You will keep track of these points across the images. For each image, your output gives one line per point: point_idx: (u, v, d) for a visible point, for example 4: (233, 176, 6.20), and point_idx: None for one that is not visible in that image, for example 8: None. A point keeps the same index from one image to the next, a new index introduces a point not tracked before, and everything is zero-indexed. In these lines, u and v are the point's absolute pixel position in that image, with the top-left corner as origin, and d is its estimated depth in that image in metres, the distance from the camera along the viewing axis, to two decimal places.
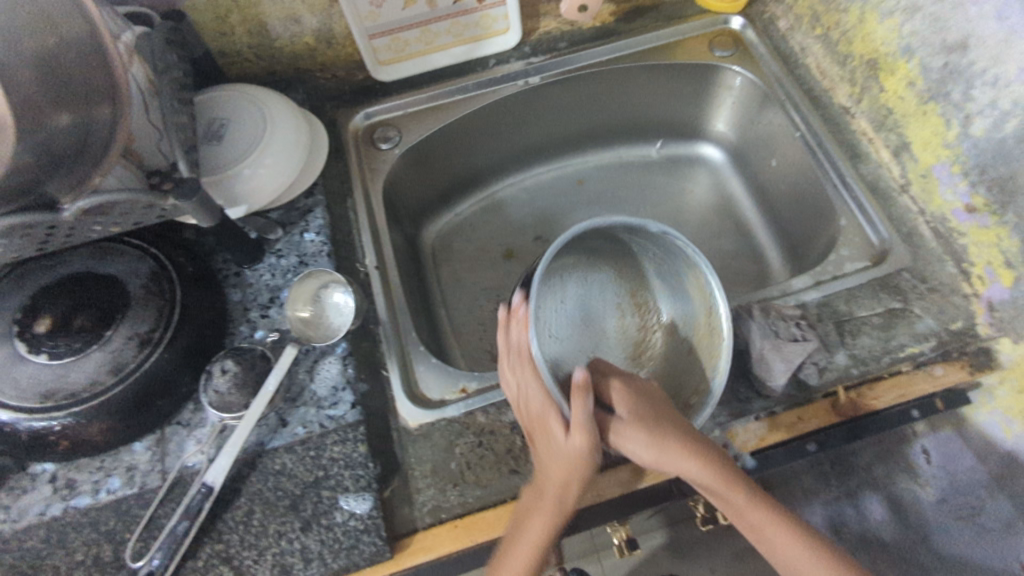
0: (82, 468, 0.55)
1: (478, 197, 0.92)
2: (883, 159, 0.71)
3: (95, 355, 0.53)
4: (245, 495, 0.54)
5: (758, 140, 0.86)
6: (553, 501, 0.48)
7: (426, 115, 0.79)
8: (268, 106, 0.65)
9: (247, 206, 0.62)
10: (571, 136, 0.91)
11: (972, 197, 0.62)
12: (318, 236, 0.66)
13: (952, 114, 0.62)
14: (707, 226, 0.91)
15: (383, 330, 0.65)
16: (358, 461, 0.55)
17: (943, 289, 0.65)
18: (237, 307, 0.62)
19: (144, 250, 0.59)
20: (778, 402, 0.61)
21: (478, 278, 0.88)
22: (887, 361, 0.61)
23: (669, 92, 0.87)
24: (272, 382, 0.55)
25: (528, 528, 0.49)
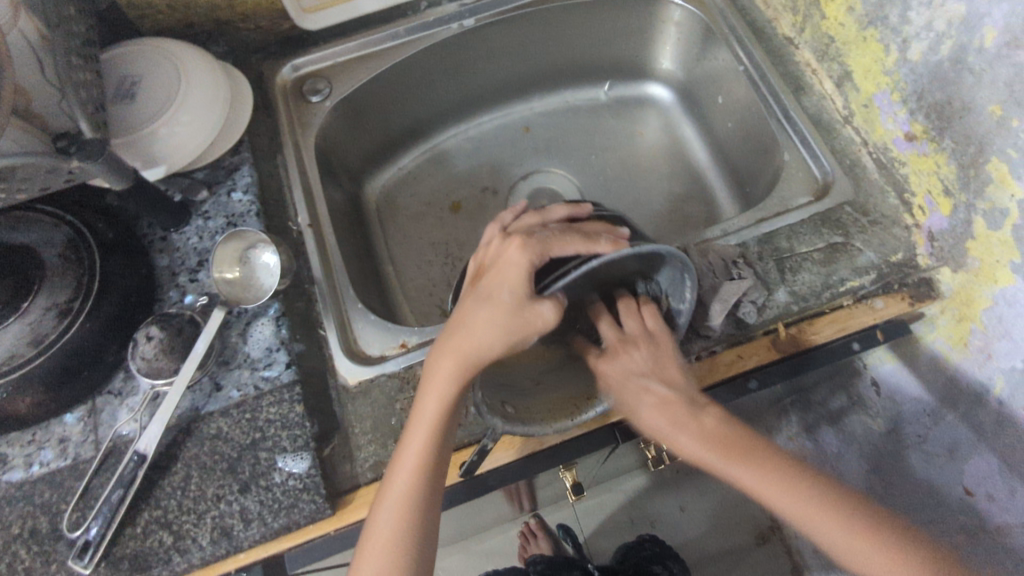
0: (13, 442, 0.54)
1: (422, 149, 0.90)
2: (826, 91, 0.71)
3: (13, 326, 0.50)
4: (182, 460, 0.53)
5: (705, 77, 0.84)
6: (461, 349, 0.49)
7: (358, 65, 0.77)
8: (181, 60, 0.62)
9: (166, 167, 0.61)
10: (515, 81, 0.89)
11: (912, 124, 0.62)
12: (246, 195, 0.64)
13: (890, 38, 0.61)
14: (658, 168, 0.89)
15: (318, 288, 0.63)
16: (295, 421, 0.54)
17: (885, 221, 0.63)
18: (164, 272, 0.61)
19: (59, 218, 0.56)
20: (718, 341, 0.60)
21: (427, 233, 0.86)
22: (826, 298, 0.61)
23: (613, 30, 0.84)
24: (202, 344, 0.54)
25: (434, 380, 0.50)
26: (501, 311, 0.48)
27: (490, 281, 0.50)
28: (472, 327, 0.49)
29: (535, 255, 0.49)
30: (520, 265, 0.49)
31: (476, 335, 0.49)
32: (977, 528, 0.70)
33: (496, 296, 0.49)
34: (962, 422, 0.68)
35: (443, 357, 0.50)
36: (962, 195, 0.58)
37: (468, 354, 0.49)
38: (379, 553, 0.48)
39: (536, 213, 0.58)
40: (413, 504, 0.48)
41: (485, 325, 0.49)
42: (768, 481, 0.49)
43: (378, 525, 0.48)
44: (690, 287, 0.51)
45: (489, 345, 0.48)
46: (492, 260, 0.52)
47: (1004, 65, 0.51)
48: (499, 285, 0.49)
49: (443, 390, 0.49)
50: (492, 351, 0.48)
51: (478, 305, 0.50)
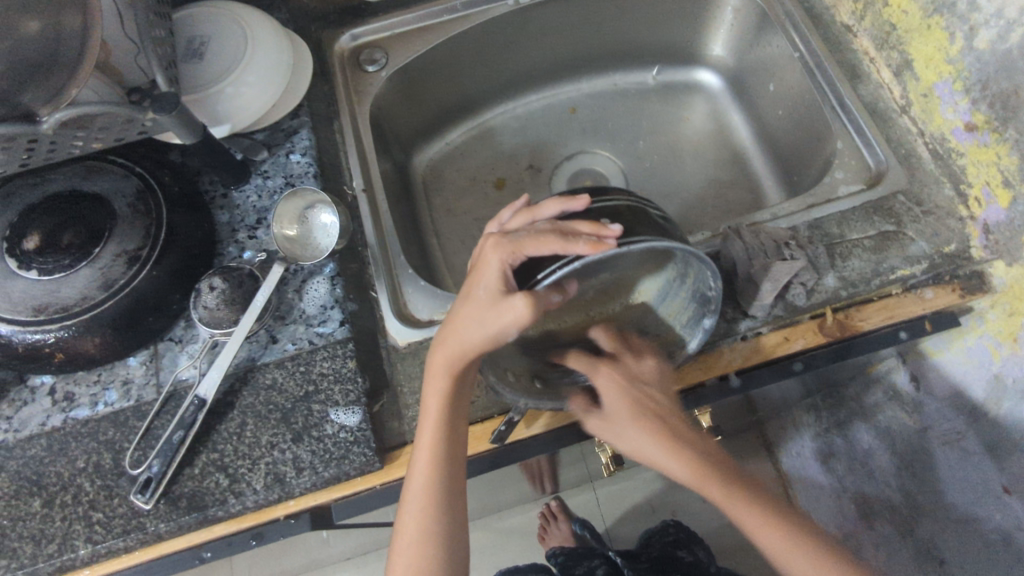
0: (80, 381, 0.56)
1: (469, 125, 0.91)
2: (884, 79, 0.70)
3: (84, 272, 0.53)
4: (238, 408, 0.55)
5: (757, 64, 0.84)
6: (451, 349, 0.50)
7: (413, 37, 0.78)
8: (248, 22, 0.63)
9: (230, 126, 0.62)
10: (564, 61, 0.89)
11: (973, 114, 0.62)
12: (304, 157, 0.65)
13: (956, 26, 0.61)
14: (703, 153, 0.89)
15: (371, 252, 0.65)
16: (347, 376, 0.56)
17: (939, 212, 0.63)
18: (224, 228, 0.62)
19: (129, 169, 0.59)
20: (764, 323, 0.60)
21: (470, 208, 0.87)
22: (876, 285, 0.61)
23: (665, 13, 0.84)
24: (261, 298, 0.56)
25: (432, 378, 0.52)
26: (474, 308, 0.49)
27: (469, 284, 0.50)
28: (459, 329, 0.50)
29: (506, 255, 0.48)
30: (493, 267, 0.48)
31: (458, 333, 0.50)
32: (1013, 526, 0.69)
33: (473, 296, 0.50)
34: (1006, 420, 0.68)
35: (436, 359, 0.52)
36: (1022, 186, 0.58)
37: (455, 351, 0.50)
38: (408, 543, 0.50)
39: (529, 209, 0.54)
40: (432, 496, 0.50)
41: (466, 325, 0.49)
42: (747, 507, 0.53)
43: (408, 517, 0.51)
44: (713, 276, 0.48)
45: (470, 339, 0.49)
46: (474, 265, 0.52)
47: None
48: (474, 285, 0.50)
49: (440, 388, 0.52)
50: (475, 345, 0.49)
51: (460, 308, 0.51)
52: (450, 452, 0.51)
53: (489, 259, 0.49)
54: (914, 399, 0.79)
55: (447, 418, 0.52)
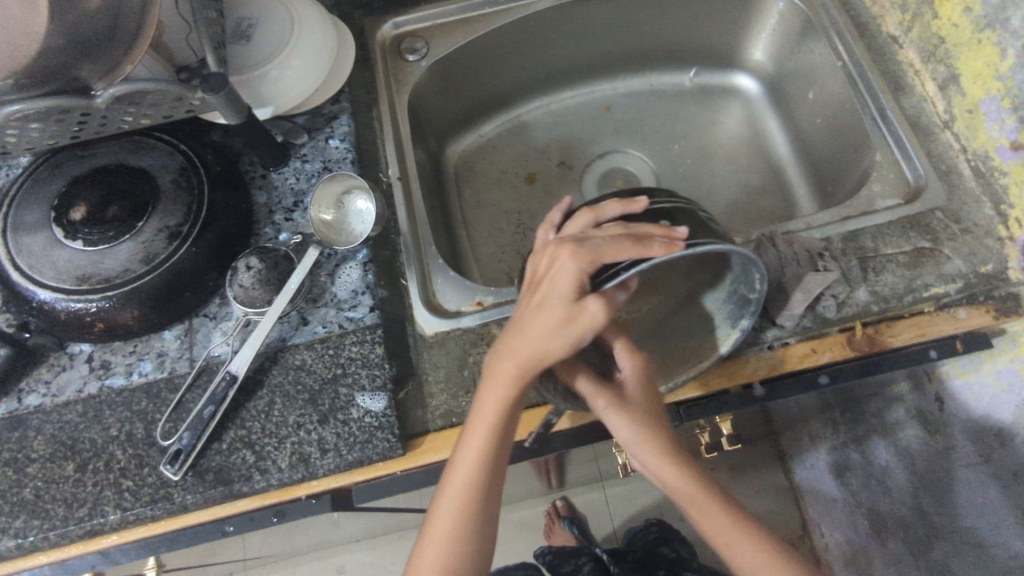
0: (117, 351, 0.58)
1: (503, 119, 0.91)
2: (928, 93, 0.69)
3: (127, 245, 0.55)
4: (267, 386, 0.56)
5: (797, 71, 0.83)
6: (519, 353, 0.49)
7: (455, 27, 0.78)
8: (295, 7, 0.64)
9: (274, 108, 0.63)
10: (603, 58, 0.89)
11: (1019, 133, 0.60)
12: (343, 143, 0.66)
13: (1008, 42, 0.59)
14: (736, 159, 0.89)
15: (403, 241, 0.66)
16: (375, 362, 0.57)
17: (977, 231, 0.62)
18: (262, 208, 0.63)
19: (174, 146, 0.60)
20: (792, 333, 0.60)
21: (499, 202, 0.88)
22: (909, 300, 0.60)
23: (707, 16, 0.84)
24: (295, 279, 0.57)
25: (496, 381, 0.50)
26: (551, 315, 0.47)
27: (542, 289, 0.48)
28: (528, 332, 0.48)
29: (585, 263, 0.47)
30: (572, 272, 0.47)
31: (536, 341, 0.48)
32: None
33: (549, 301, 0.48)
34: None
35: (503, 365, 0.50)
36: None
37: (530, 359, 0.48)
38: (440, 540, 0.50)
39: (589, 210, 0.53)
40: (474, 497, 0.50)
41: (540, 331, 0.48)
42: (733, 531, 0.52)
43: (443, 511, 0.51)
44: (759, 280, 0.48)
45: (547, 348, 0.47)
46: (546, 268, 0.50)
47: None
48: (550, 291, 0.48)
49: (504, 396, 0.50)
50: (553, 354, 0.48)
51: (533, 312, 0.49)
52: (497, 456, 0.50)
53: (563, 262, 0.48)
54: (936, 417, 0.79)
55: (504, 424, 0.50)
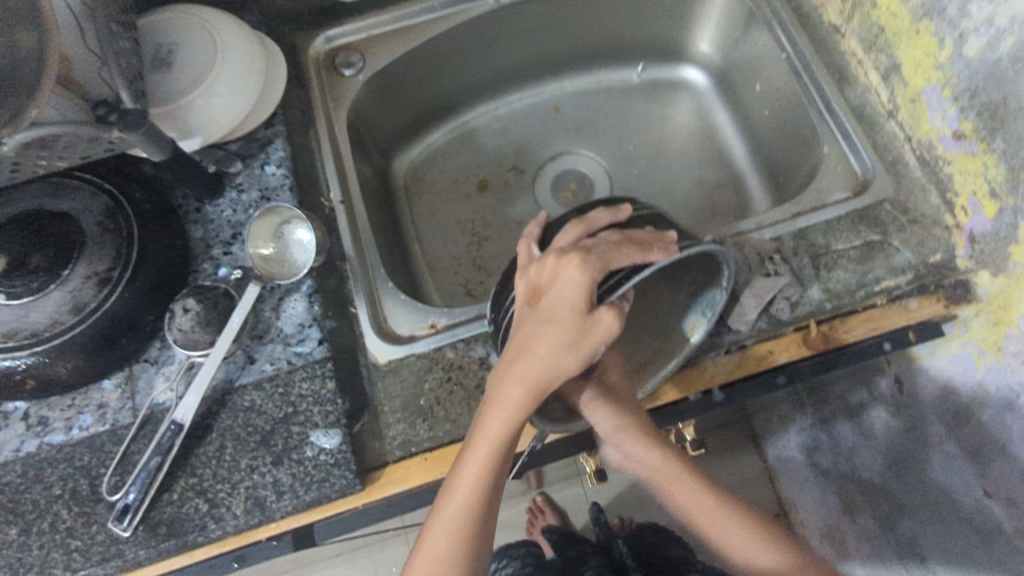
0: (54, 406, 0.55)
1: (451, 126, 0.89)
2: (872, 82, 0.69)
3: (55, 295, 0.51)
4: (217, 430, 0.54)
5: (743, 62, 0.82)
6: (530, 372, 0.47)
7: (392, 38, 0.76)
8: (218, 29, 0.61)
9: (202, 138, 0.60)
10: (548, 59, 0.87)
11: (961, 123, 0.60)
12: (279, 169, 0.64)
13: (946, 32, 0.59)
14: (688, 153, 0.88)
15: (350, 268, 0.64)
16: (327, 397, 0.55)
17: (924, 222, 0.62)
18: (199, 244, 0.61)
19: (97, 186, 0.57)
20: (749, 336, 0.60)
21: (452, 212, 0.86)
22: (862, 295, 0.60)
23: (649, 9, 0.82)
24: (237, 317, 0.55)
25: (500, 401, 0.48)
26: (563, 329, 0.46)
27: (548, 299, 0.46)
28: (536, 349, 0.47)
29: (596, 272, 0.44)
30: (586, 283, 0.44)
31: (548, 357, 0.47)
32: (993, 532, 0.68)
33: (560, 315, 0.45)
34: (989, 426, 0.67)
35: (511, 382, 0.48)
36: (1009, 198, 0.57)
37: (539, 378, 0.47)
38: (433, 561, 0.48)
39: (577, 219, 0.51)
40: (471, 520, 0.48)
41: (550, 345, 0.46)
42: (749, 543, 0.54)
43: (438, 530, 0.48)
44: (727, 275, 0.52)
45: (559, 366, 0.47)
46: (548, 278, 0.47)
47: None
48: (556, 302, 0.45)
49: (511, 416, 0.48)
50: (565, 371, 0.47)
51: (541, 326, 0.47)
52: (498, 476, 0.49)
53: (570, 272, 0.45)
54: (896, 400, 0.79)
55: (507, 447, 0.49)
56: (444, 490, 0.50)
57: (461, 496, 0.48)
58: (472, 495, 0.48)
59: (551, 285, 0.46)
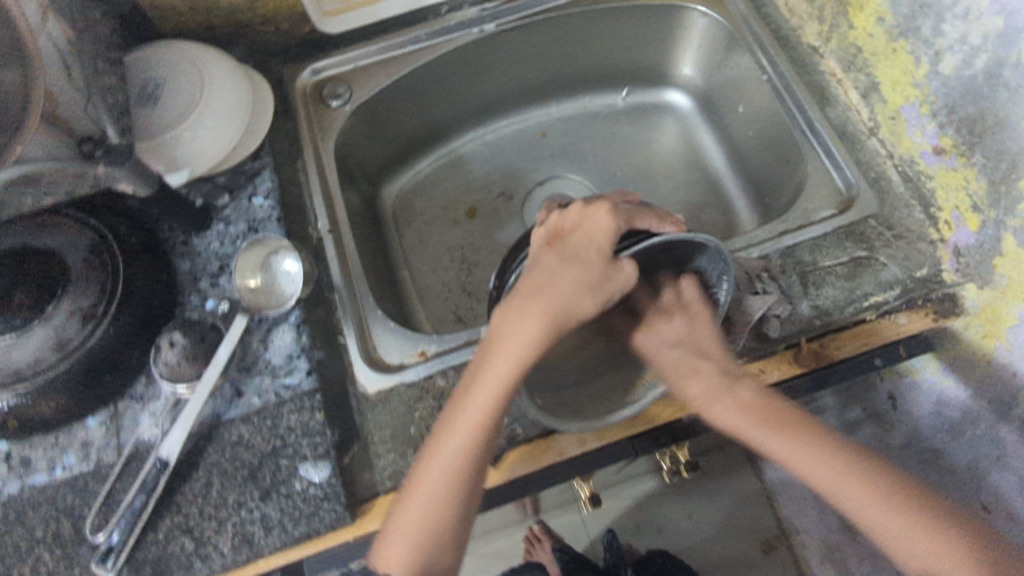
0: (37, 446, 0.54)
1: (438, 154, 0.90)
2: (851, 101, 0.69)
3: (38, 331, 0.51)
4: (203, 466, 0.53)
5: (726, 84, 0.83)
6: (548, 305, 0.47)
7: (378, 68, 0.76)
8: (204, 64, 0.61)
9: (189, 172, 0.59)
10: (534, 85, 0.88)
11: (941, 138, 0.61)
12: (267, 201, 0.64)
13: (921, 50, 0.61)
14: (675, 175, 0.89)
15: (339, 296, 0.64)
16: (316, 429, 0.54)
17: (910, 236, 0.62)
18: (185, 277, 0.61)
19: (83, 222, 0.56)
20: (739, 355, 0.60)
21: (441, 239, 0.86)
22: (850, 311, 0.60)
23: (632, 36, 0.84)
24: (225, 350, 0.55)
25: (509, 336, 0.47)
26: (584, 268, 0.48)
27: (574, 242, 0.50)
28: (557, 282, 0.48)
29: (621, 222, 0.50)
30: (611, 230, 0.50)
31: (563, 292, 0.48)
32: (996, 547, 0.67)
33: (583, 254, 0.49)
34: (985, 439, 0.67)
35: (527, 316, 0.47)
36: (991, 211, 0.59)
37: (558, 312, 0.47)
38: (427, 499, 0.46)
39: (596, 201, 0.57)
40: (472, 454, 0.46)
41: (565, 282, 0.48)
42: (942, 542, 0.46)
43: (433, 468, 0.47)
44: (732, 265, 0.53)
45: (577, 303, 0.48)
46: (574, 224, 0.51)
47: None
48: (582, 244, 0.50)
49: (517, 353, 0.47)
50: (581, 310, 0.48)
51: (563, 261, 0.49)
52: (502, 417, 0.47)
53: (599, 219, 0.50)
54: (891, 417, 0.79)
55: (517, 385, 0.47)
56: (443, 424, 0.48)
57: (459, 431, 0.47)
58: (468, 434, 0.47)
59: (576, 229, 0.51)
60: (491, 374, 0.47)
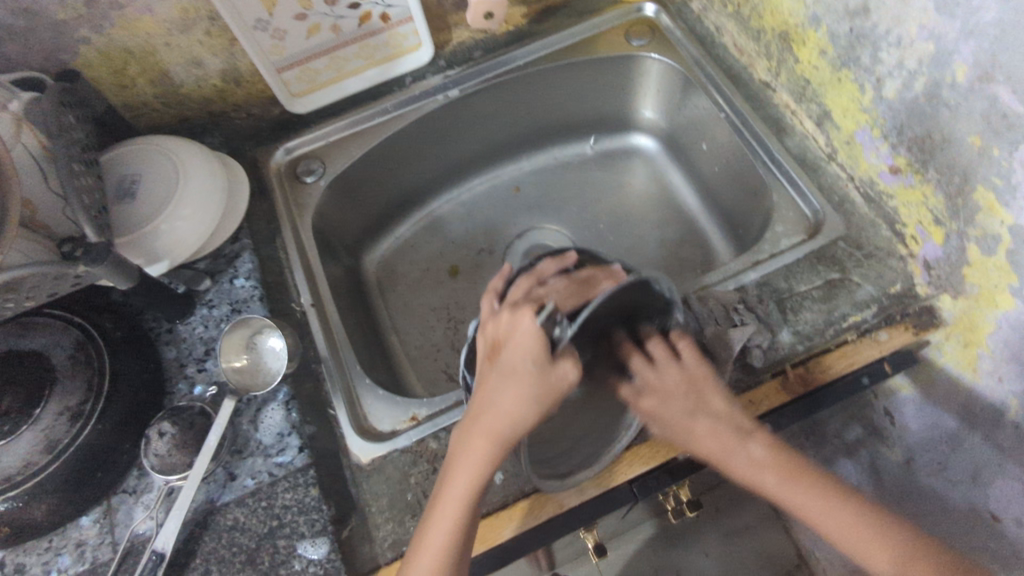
0: (30, 550, 0.53)
1: (417, 217, 0.92)
2: (808, 130, 0.72)
3: (26, 436, 0.50)
4: (200, 555, 0.53)
5: (687, 125, 0.86)
6: (493, 426, 0.47)
7: (349, 142, 0.79)
8: (179, 157, 0.64)
9: (169, 262, 0.61)
10: (503, 143, 0.91)
11: (895, 158, 0.63)
12: (248, 281, 0.65)
13: (864, 78, 0.62)
14: (648, 215, 0.91)
15: (325, 367, 0.64)
16: (311, 505, 0.54)
17: (879, 254, 0.65)
18: (172, 365, 0.61)
19: (67, 319, 0.57)
20: (727, 388, 0.60)
21: (426, 298, 0.87)
22: (830, 333, 0.61)
23: (593, 87, 0.87)
24: (214, 436, 0.54)
25: (469, 459, 0.48)
26: (525, 381, 0.47)
27: (508, 354, 0.48)
28: (502, 404, 0.47)
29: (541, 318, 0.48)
30: (537, 332, 0.47)
31: (508, 407, 0.47)
32: (1010, 555, 0.67)
33: (520, 368, 0.47)
34: (982, 446, 0.66)
35: (474, 440, 0.48)
36: (952, 223, 0.59)
37: (502, 434, 0.47)
38: None
39: (529, 275, 0.56)
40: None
41: (533, 347, 0.47)
42: None
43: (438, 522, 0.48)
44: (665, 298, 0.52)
45: (516, 419, 0.47)
46: (505, 331, 0.49)
47: (979, 97, 0.51)
48: (516, 355, 0.47)
49: (512, 418, 0.47)
50: (524, 422, 0.47)
51: (502, 382, 0.48)
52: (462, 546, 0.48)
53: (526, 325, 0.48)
54: (890, 433, 0.79)
55: (471, 508, 0.48)
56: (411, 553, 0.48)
57: (428, 559, 0.47)
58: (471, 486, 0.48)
59: (508, 339, 0.49)
60: (452, 500, 0.48)
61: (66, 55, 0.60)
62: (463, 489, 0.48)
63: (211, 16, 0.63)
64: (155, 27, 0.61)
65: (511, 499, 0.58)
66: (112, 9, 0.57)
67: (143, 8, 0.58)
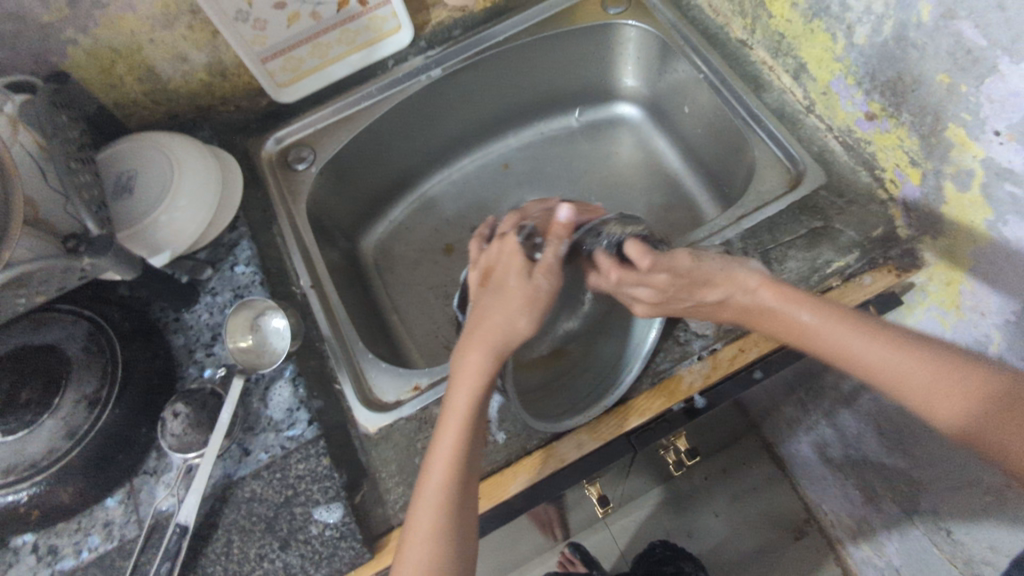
0: (61, 532, 0.56)
1: (410, 199, 0.94)
2: (785, 84, 0.73)
3: (48, 423, 0.53)
4: (222, 526, 0.55)
5: (669, 91, 0.87)
6: (488, 336, 0.51)
7: (337, 128, 0.81)
8: (173, 151, 0.66)
9: (171, 251, 0.63)
10: (490, 120, 0.93)
11: (869, 105, 0.64)
12: (248, 267, 0.67)
13: (835, 27, 0.63)
14: (637, 182, 0.92)
15: (328, 345, 0.67)
16: (324, 474, 0.57)
17: (861, 201, 0.67)
18: (181, 351, 0.64)
19: (77, 313, 0.60)
20: (718, 339, 0.62)
21: (425, 278, 0.89)
22: (815, 281, 0.63)
23: (575, 59, 0.88)
24: (226, 415, 0.57)
25: (465, 374, 0.51)
26: (512, 295, 0.52)
27: (499, 276, 0.54)
28: (493, 316, 0.52)
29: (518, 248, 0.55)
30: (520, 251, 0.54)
31: (504, 319, 0.51)
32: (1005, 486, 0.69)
33: (507, 283, 0.53)
34: None
35: (470, 350, 0.51)
36: (927, 163, 0.60)
37: (496, 343, 0.51)
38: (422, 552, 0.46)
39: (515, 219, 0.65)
40: (453, 491, 0.48)
41: (516, 266, 0.54)
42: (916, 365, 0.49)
43: (441, 450, 0.49)
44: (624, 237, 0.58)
45: (512, 327, 0.51)
46: (497, 261, 0.56)
47: (943, 35, 0.52)
48: (506, 275, 0.54)
49: (508, 326, 0.51)
50: (518, 331, 0.51)
51: (493, 298, 0.53)
52: (471, 460, 0.50)
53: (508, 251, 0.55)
54: None
55: (475, 419, 0.50)
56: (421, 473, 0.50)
57: (436, 476, 0.48)
58: (469, 397, 0.50)
59: (495, 266, 0.56)
60: (455, 413, 0.50)
61: (54, 57, 0.62)
62: (467, 401, 0.50)
63: (192, 11, 0.64)
64: (139, 24, 0.63)
65: (514, 457, 0.60)
66: (96, 9, 0.59)
67: (126, 6, 0.60)
